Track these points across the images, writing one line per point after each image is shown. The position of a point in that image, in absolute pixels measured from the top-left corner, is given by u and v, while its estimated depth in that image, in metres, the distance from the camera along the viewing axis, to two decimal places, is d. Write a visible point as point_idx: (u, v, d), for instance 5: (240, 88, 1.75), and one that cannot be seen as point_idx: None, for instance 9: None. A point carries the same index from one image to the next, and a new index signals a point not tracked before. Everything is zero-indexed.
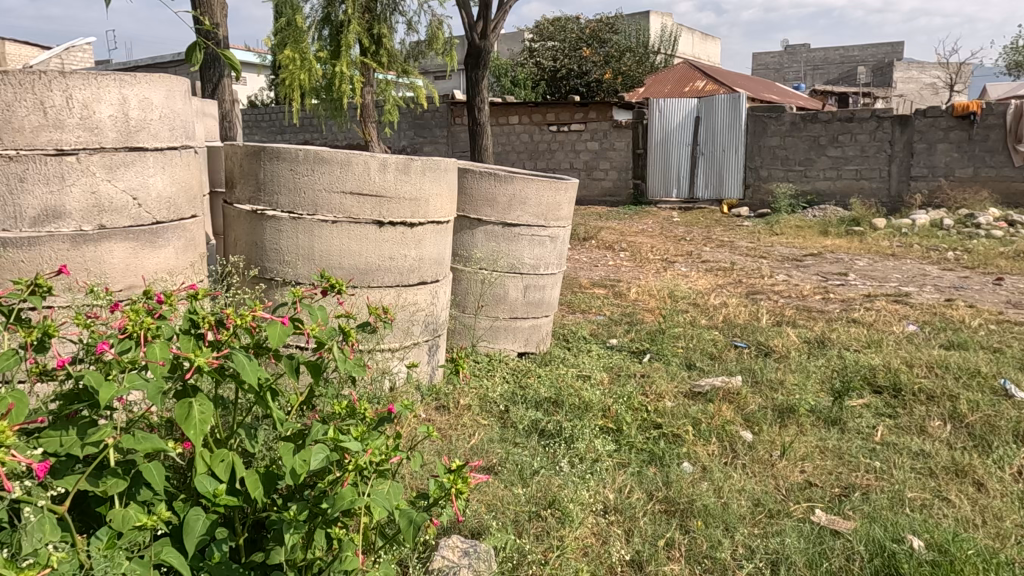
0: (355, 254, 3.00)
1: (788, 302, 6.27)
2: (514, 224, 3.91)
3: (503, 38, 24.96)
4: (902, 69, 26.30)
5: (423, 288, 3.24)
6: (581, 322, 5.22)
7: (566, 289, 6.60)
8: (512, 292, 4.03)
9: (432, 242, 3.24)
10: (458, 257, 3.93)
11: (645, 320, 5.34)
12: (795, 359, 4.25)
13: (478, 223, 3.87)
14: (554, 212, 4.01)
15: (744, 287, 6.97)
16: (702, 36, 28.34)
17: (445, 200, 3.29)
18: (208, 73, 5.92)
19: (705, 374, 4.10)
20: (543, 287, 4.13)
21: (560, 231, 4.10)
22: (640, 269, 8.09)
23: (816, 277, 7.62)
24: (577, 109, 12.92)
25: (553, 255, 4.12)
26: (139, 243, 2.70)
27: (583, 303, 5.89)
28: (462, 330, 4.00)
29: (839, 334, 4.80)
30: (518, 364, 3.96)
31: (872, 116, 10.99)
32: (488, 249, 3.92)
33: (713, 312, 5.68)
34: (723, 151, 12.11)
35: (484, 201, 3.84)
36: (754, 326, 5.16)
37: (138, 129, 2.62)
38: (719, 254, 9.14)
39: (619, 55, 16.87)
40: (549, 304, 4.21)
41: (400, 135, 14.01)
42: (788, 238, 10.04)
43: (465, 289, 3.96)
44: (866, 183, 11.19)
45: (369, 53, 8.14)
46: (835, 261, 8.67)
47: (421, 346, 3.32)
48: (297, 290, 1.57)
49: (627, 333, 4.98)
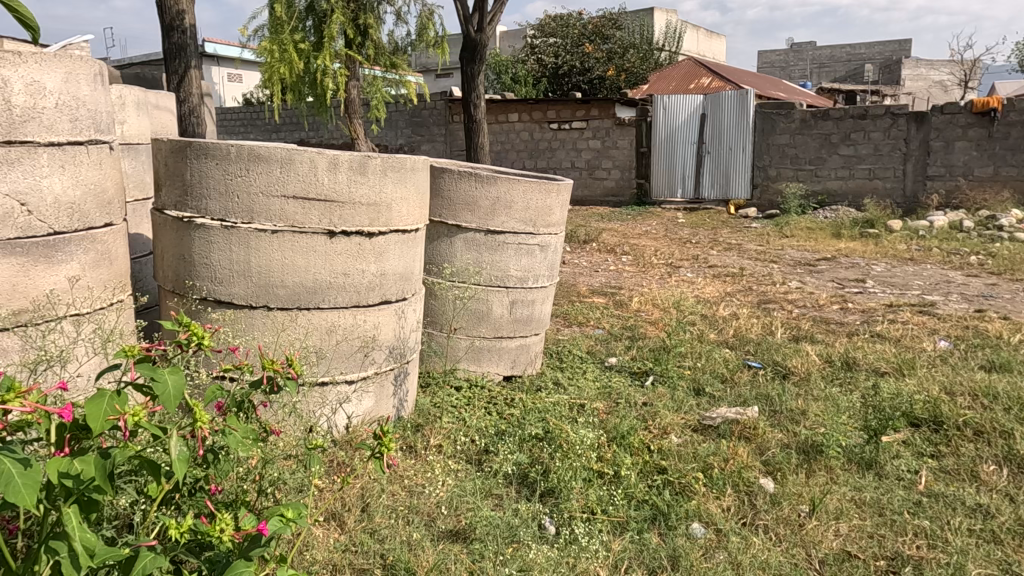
0: (301, 270, 2.51)
1: (804, 313, 5.77)
2: (499, 231, 3.43)
3: (504, 34, 24.43)
4: (910, 66, 25.72)
5: (386, 308, 2.76)
6: (577, 338, 4.73)
7: (563, 297, 6.14)
8: (496, 308, 3.55)
9: (397, 253, 2.76)
10: (433, 268, 3.46)
11: (649, 335, 4.84)
12: (817, 385, 3.75)
13: (458, 230, 3.40)
14: (544, 217, 3.53)
15: (756, 295, 6.48)
16: (707, 33, 27.83)
17: (414, 203, 2.80)
18: (172, 64, 5.46)
19: (715, 402, 3.62)
20: (532, 302, 3.65)
21: (552, 239, 3.61)
22: (643, 274, 7.60)
23: (832, 283, 7.12)
24: (579, 106, 12.40)
25: (544, 266, 3.64)
26: (30, 259, 2.23)
27: (580, 314, 5.41)
28: (439, 353, 3.52)
29: (865, 352, 4.30)
30: (502, 391, 3.48)
31: (886, 112, 10.44)
32: (469, 259, 3.44)
33: (723, 326, 5.19)
34: (729, 151, 11.60)
35: (464, 205, 3.36)
36: (770, 343, 4.66)
37: (25, 120, 2.14)
38: (727, 258, 8.65)
39: (622, 52, 16.36)
40: (538, 321, 3.73)
41: (397, 133, 13.55)
42: (799, 241, 9.53)
43: (442, 306, 3.47)
44: (880, 182, 10.65)
45: (354, 45, 7.64)
46: (851, 266, 8.16)
47: (385, 377, 2.84)
48: (131, 349, 1.32)
49: (627, 350, 4.49)
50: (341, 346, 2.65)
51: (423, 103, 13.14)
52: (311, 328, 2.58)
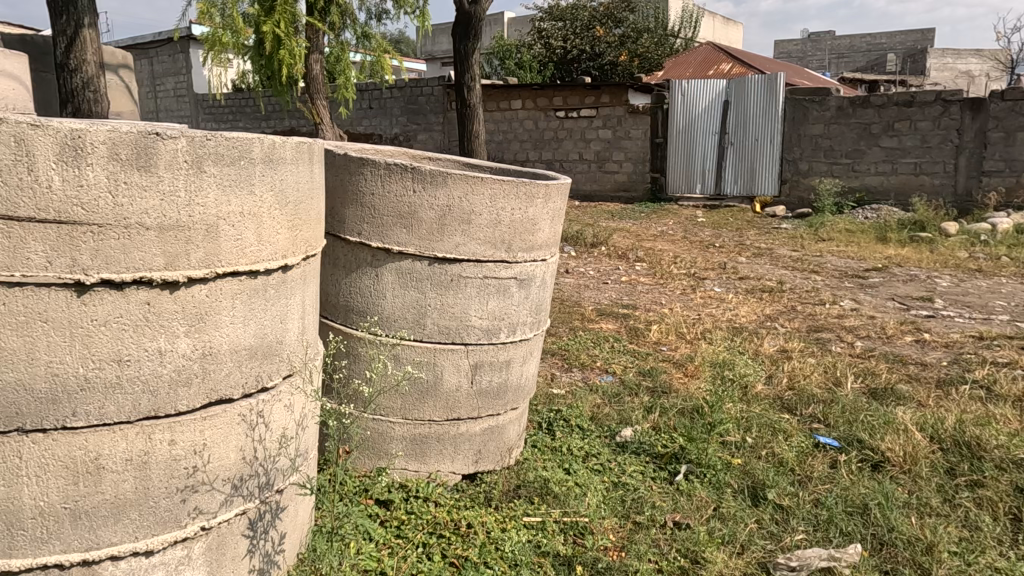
0: (22, 359, 1.27)
1: (870, 350, 4.49)
2: (452, 259, 2.18)
3: (512, 20, 23.04)
4: (937, 56, 24.00)
5: (223, 413, 1.53)
6: (581, 392, 3.46)
7: (564, 323, 4.88)
8: (450, 378, 2.29)
9: (243, 314, 1.52)
10: (352, 313, 2.25)
11: (676, 389, 3.58)
12: (934, 497, 2.50)
13: (388, 255, 2.17)
14: (524, 237, 2.28)
15: (803, 321, 5.20)
16: (722, 21, 26.33)
17: (280, 221, 1.57)
18: (59, 23, 4.21)
19: (785, 523, 2.37)
20: (507, 364, 2.40)
21: (536, 270, 2.36)
22: (661, 289, 6.34)
23: (892, 303, 5.81)
24: (588, 92, 11.06)
25: (526, 311, 2.39)
26: None
27: (583, 351, 4.14)
28: (363, 443, 2.30)
29: (984, 425, 3.00)
30: (458, 510, 2.23)
31: (936, 99, 9.02)
32: (405, 301, 2.20)
33: (771, 371, 3.92)
34: (756, 142, 10.27)
35: (396, 217, 2.13)
36: (848, 405, 3.39)
37: None
38: (759, 267, 7.36)
39: (635, 36, 14.85)
40: (516, 390, 2.48)
41: (391, 121, 12.29)
42: (840, 246, 8.21)
43: (364, 372, 2.25)
44: (927, 178, 9.24)
45: (315, 10, 6.34)
46: (907, 278, 6.84)
47: (226, 530, 1.60)
48: None
49: (647, 419, 3.21)
50: (123, 492, 1.41)
51: (418, 88, 11.85)
52: (53, 465, 1.34)
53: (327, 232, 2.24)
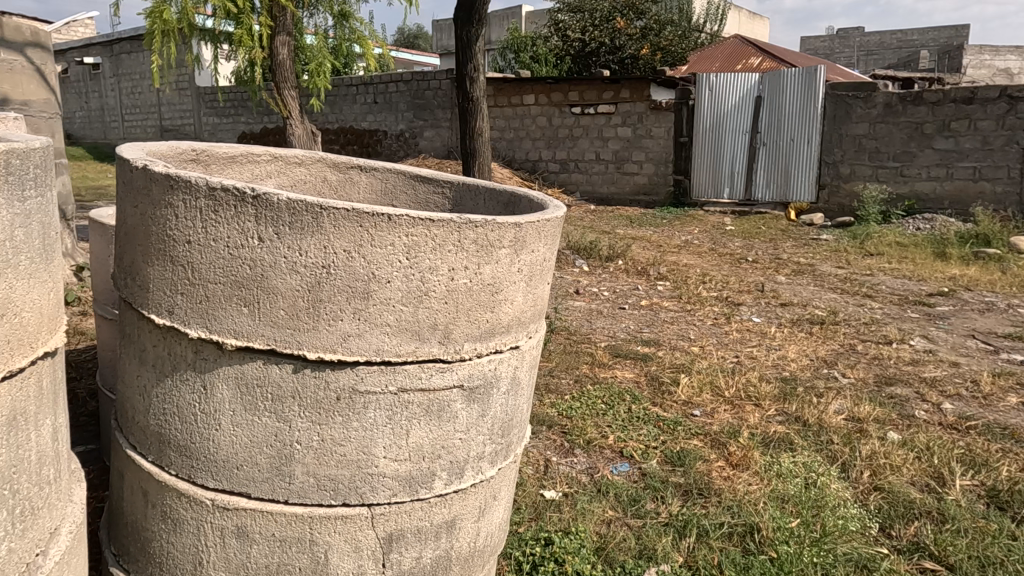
0: None
1: (966, 417, 3.42)
2: (334, 364, 1.19)
3: (528, 14, 22.05)
4: (974, 50, 22.38)
5: None
6: (583, 499, 2.43)
7: (569, 372, 3.85)
8: (342, 564, 1.30)
9: None
10: (169, 449, 1.28)
11: (717, 489, 2.55)
12: None
13: (221, 355, 1.19)
14: (475, 314, 1.28)
15: (868, 369, 4.14)
16: (748, 16, 25.10)
17: None
18: None
19: None
20: (449, 526, 1.40)
21: (500, 367, 1.37)
22: (691, 318, 5.29)
23: (974, 343, 4.71)
24: (606, 87, 10.00)
25: (483, 438, 1.39)
26: None
27: (591, 421, 3.10)
28: None
29: None
30: None
31: (1001, 95, 7.81)
32: (252, 435, 1.22)
33: (842, 456, 2.88)
34: (791, 142, 9.13)
35: (231, 285, 1.16)
36: (966, 528, 2.34)
37: None
38: (801, 289, 6.28)
39: (658, 28, 13.74)
40: (469, 557, 1.48)
41: (396, 117, 11.31)
42: (893, 262, 7.09)
43: (190, 547, 1.29)
44: (989, 185, 8.05)
45: None
46: (981, 307, 5.70)
47: None
48: None
49: (678, 551, 2.20)
50: None
51: (424, 82, 10.87)
52: None
53: (132, 305, 1.29)
